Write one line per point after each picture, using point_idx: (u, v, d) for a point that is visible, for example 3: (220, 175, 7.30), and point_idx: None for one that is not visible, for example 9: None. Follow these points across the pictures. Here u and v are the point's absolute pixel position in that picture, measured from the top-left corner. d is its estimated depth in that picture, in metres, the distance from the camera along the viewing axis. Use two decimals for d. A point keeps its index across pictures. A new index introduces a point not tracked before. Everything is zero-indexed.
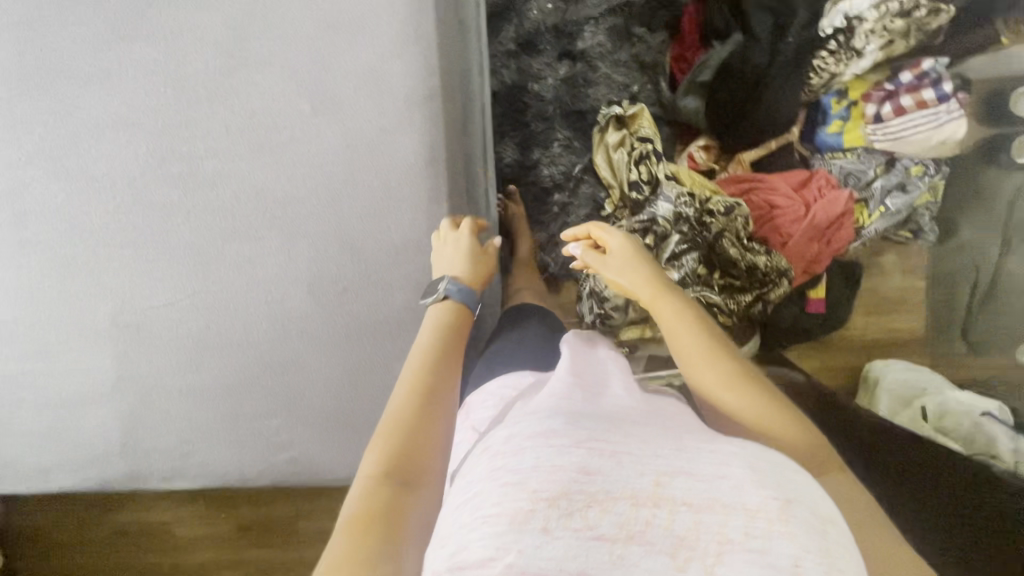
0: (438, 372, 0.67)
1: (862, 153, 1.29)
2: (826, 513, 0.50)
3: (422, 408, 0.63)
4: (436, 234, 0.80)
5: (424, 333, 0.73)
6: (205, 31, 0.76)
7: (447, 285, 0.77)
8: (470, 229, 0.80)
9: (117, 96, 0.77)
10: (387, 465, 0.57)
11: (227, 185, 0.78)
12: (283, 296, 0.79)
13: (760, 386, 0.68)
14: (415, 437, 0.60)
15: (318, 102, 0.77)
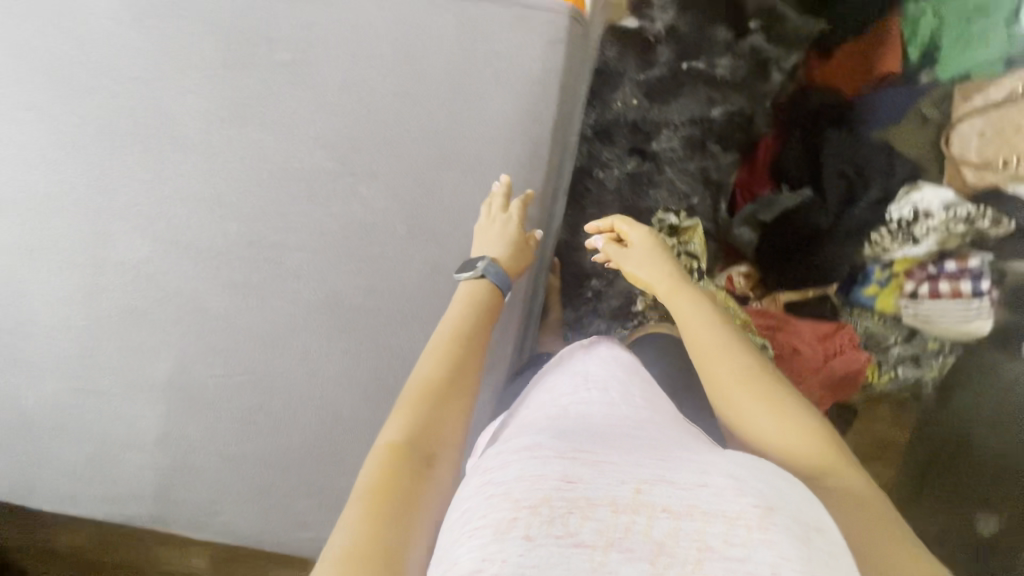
0: (462, 350, 0.64)
1: (888, 321, 1.22)
2: (809, 518, 0.41)
3: (445, 381, 0.61)
4: (486, 206, 0.77)
5: (453, 309, 0.70)
6: (322, 131, 0.76)
7: (486, 265, 0.73)
8: (519, 211, 0.77)
9: (219, 170, 0.77)
10: (409, 440, 0.55)
11: (306, 280, 0.78)
12: (335, 396, 0.80)
13: (771, 385, 0.60)
14: (437, 414, 0.58)
15: (416, 223, 0.78)
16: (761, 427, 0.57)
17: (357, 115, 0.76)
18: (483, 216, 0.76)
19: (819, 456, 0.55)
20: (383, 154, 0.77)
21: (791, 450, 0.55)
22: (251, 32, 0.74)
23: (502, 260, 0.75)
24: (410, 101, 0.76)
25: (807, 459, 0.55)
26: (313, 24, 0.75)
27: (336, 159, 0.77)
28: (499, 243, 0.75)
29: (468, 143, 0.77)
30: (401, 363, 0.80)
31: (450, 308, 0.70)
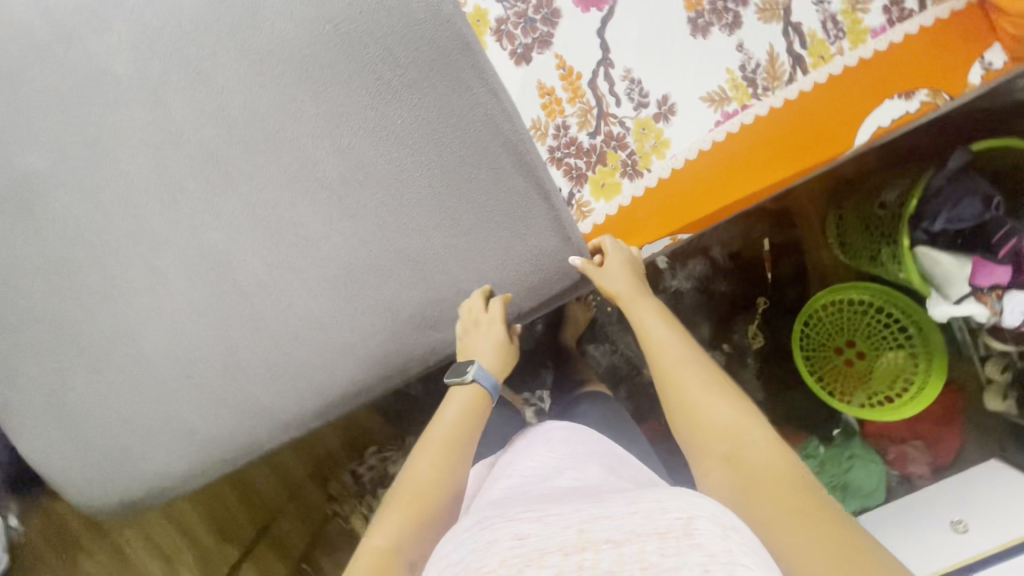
0: (448, 458, 0.67)
1: None
2: (729, 522, 0.45)
3: (435, 478, 0.65)
4: (467, 303, 0.78)
5: (442, 414, 0.73)
6: (350, 149, 0.75)
7: (476, 369, 0.76)
8: (500, 311, 0.77)
9: (245, 85, 0.72)
10: (392, 544, 0.58)
11: (222, 230, 0.76)
12: (148, 322, 0.77)
13: (709, 385, 0.63)
14: (424, 518, 0.61)
15: (342, 278, 0.77)
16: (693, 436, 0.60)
17: (388, 167, 0.75)
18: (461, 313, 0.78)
19: (744, 447, 0.55)
20: (377, 213, 0.76)
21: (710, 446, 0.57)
22: (379, 23, 0.71)
23: (490, 361, 0.77)
24: (437, 202, 0.76)
25: (726, 446, 0.56)
26: (428, 70, 0.72)
27: (340, 178, 0.75)
28: (482, 348, 0.77)
29: (444, 274, 0.78)
30: (227, 356, 0.78)
31: (439, 409, 0.74)
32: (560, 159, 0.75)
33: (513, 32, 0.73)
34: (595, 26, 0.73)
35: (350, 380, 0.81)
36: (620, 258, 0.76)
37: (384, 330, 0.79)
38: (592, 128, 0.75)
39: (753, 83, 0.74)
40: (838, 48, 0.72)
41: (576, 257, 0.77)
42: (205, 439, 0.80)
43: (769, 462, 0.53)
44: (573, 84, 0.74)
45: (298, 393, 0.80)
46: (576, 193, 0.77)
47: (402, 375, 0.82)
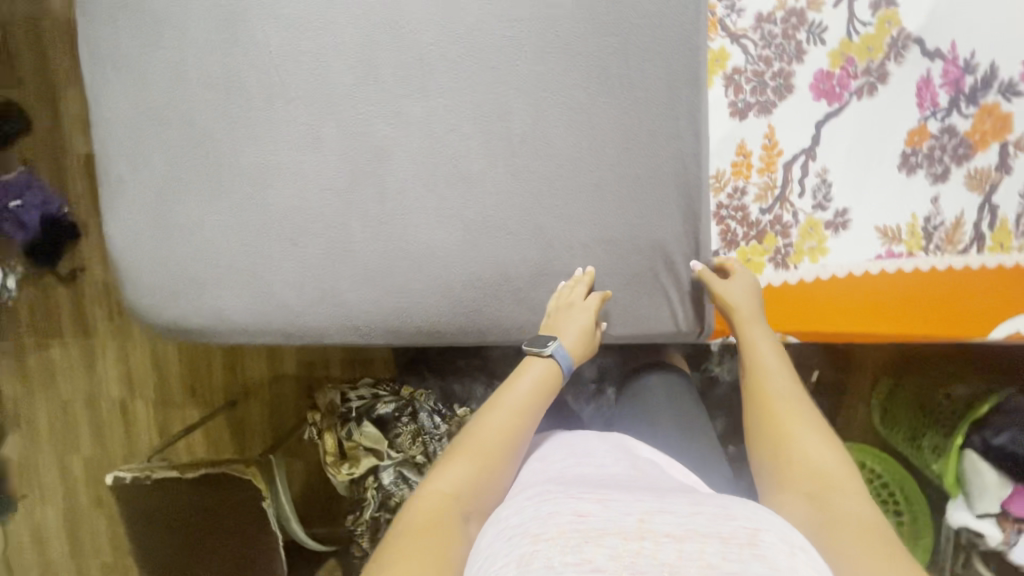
0: (514, 423, 0.68)
1: None
2: (795, 541, 0.47)
3: (502, 441, 0.66)
4: (565, 285, 0.77)
5: (515, 381, 0.72)
6: (543, 114, 0.75)
7: (553, 343, 0.74)
8: (596, 302, 0.75)
9: (484, 13, 0.73)
10: (454, 489, 0.61)
11: (390, 127, 0.76)
12: (282, 174, 0.77)
13: (804, 418, 0.66)
14: (484, 474, 0.63)
15: (474, 225, 0.77)
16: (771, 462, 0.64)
17: (569, 148, 0.76)
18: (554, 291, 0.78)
19: (824, 480, 0.59)
20: (537, 184, 0.76)
21: (790, 473, 0.61)
22: (630, 22, 0.73)
23: (572, 343, 0.74)
24: (596, 201, 0.76)
25: (811, 480, 0.59)
26: (651, 83, 0.74)
27: (520, 136, 0.75)
28: (568, 327, 0.74)
29: (567, 267, 0.77)
30: (334, 242, 0.77)
31: (513, 375, 0.74)
32: (722, 218, 0.76)
33: (743, 85, 0.74)
34: (816, 116, 0.73)
35: (430, 320, 0.79)
36: (745, 276, 0.75)
37: (485, 290, 0.78)
38: (766, 204, 0.76)
39: (930, 237, 0.74)
40: (1020, 242, 0.74)
41: (700, 262, 0.77)
42: (271, 303, 0.79)
43: (850, 504, 0.56)
44: (770, 158, 0.75)
45: (375, 307, 0.78)
46: (721, 254, 0.78)
47: (478, 339, 0.81)
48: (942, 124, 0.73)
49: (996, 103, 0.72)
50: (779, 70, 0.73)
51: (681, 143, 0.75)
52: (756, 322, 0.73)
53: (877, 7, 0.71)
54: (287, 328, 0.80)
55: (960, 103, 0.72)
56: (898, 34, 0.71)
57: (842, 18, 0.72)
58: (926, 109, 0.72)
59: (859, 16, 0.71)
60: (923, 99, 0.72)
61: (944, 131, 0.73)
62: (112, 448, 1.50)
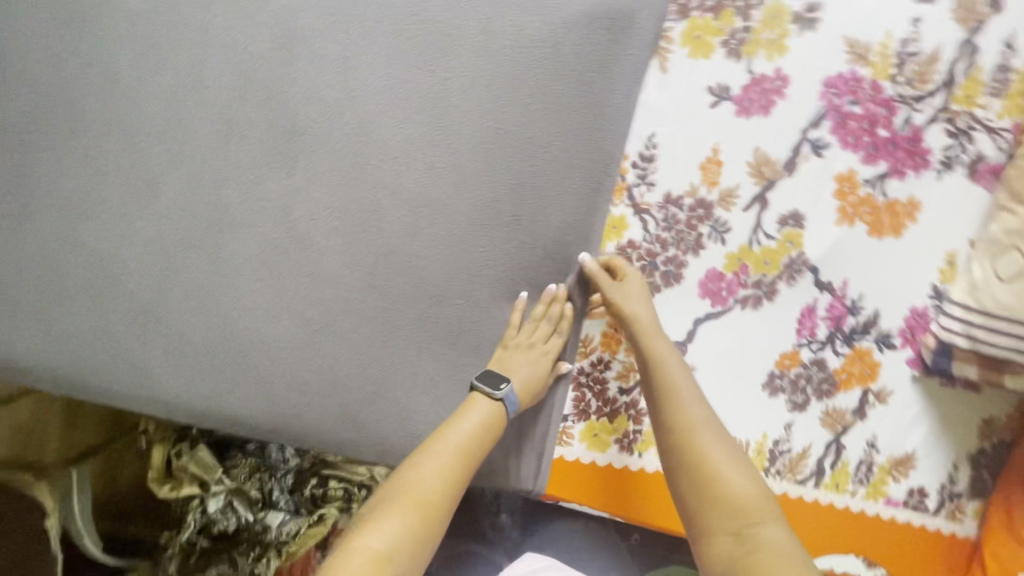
0: (457, 469, 0.62)
1: None
2: None
3: (443, 489, 0.60)
4: (538, 306, 0.68)
5: (454, 422, 0.64)
6: (417, 230, 0.67)
7: (505, 387, 0.65)
8: (559, 344, 0.69)
9: (377, 104, 0.65)
10: (390, 548, 0.54)
11: (243, 198, 0.66)
12: (107, 213, 0.67)
13: (715, 434, 0.57)
14: (423, 528, 0.57)
15: (313, 326, 0.69)
16: (686, 494, 0.55)
17: (435, 274, 0.67)
18: (518, 312, 0.68)
19: (746, 514, 0.51)
20: (393, 301, 0.68)
21: (709, 510, 0.53)
22: (534, 159, 0.65)
23: (520, 388, 0.67)
24: (452, 335, 0.69)
25: (733, 515, 0.51)
26: (541, 229, 0.66)
27: (387, 247, 0.67)
28: (521, 369, 0.67)
29: (405, 396, 0.70)
30: (149, 302, 0.68)
31: (453, 414, 0.65)
32: (579, 385, 0.73)
33: (632, 260, 0.70)
34: (697, 312, 0.70)
35: (241, 413, 0.70)
36: (636, 279, 0.67)
37: (308, 397, 0.70)
38: (626, 386, 0.72)
39: (773, 460, 0.72)
40: (854, 487, 0.72)
41: (588, 257, 0.67)
42: (56, 349, 0.68)
43: (778, 543, 0.49)
44: None
45: (179, 384, 0.69)
46: (570, 419, 0.74)
47: (292, 444, 0.72)
48: (814, 355, 0.70)
49: (869, 349, 0.70)
50: (671, 256, 0.69)
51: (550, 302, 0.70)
52: (658, 334, 0.64)
53: (785, 222, 0.67)
54: (69, 381, 0.69)
55: (835, 340, 0.70)
56: (797, 256, 0.68)
57: (748, 224, 0.68)
58: (803, 336, 0.70)
59: (765, 226, 0.68)
60: (803, 326, 0.70)
61: (814, 363, 0.70)
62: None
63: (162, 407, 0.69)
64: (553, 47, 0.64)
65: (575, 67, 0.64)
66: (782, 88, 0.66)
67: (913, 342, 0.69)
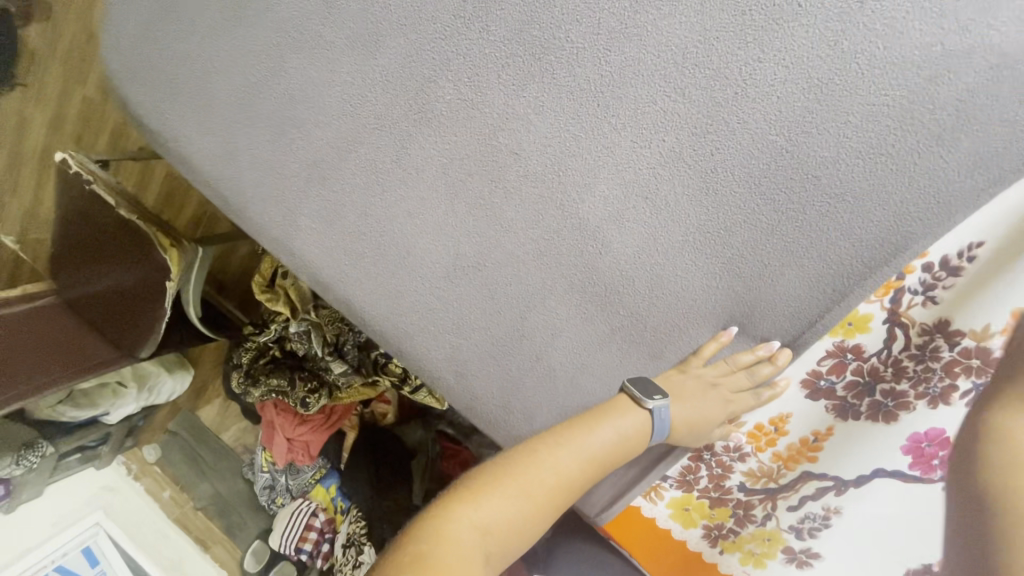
0: (579, 475, 0.52)
1: (318, 507, 1.46)
2: None
3: (559, 484, 0.51)
4: (747, 358, 0.57)
5: (595, 423, 0.55)
6: (618, 218, 0.56)
7: (661, 406, 0.55)
8: (743, 404, 0.58)
9: (653, 55, 0.51)
10: (489, 526, 0.48)
11: (454, 96, 0.57)
12: (315, 50, 0.60)
13: None
14: (525, 517, 0.49)
15: (463, 261, 0.62)
16: None
17: (615, 273, 0.58)
18: (718, 343, 0.58)
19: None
20: (553, 279, 0.60)
21: None
22: (801, 206, 0.51)
23: (677, 416, 0.56)
24: (598, 341, 0.61)
25: None
26: (758, 285, 0.55)
27: (576, 220, 0.57)
28: (688, 403, 0.56)
29: (517, 371, 0.64)
30: (322, 162, 0.63)
31: (595, 413, 0.56)
32: (699, 457, 0.63)
33: (845, 368, 0.56)
34: (884, 462, 0.55)
35: (358, 305, 0.67)
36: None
37: (427, 325, 0.65)
38: (750, 485, 0.62)
39: None
40: None
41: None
42: (224, 165, 0.67)
43: None
44: (796, 454, 0.59)
45: (316, 252, 0.66)
46: (668, 481, 0.66)
47: (392, 353, 0.70)
48: None
49: None
50: (895, 388, 0.54)
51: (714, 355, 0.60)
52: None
53: None
54: (226, 201, 0.68)
55: None
56: None
57: None
58: None
59: None
60: None
61: None
62: (59, 117, 1.22)
63: (294, 263, 0.68)
64: (925, 78, 0.45)
65: (938, 117, 0.45)
66: None
67: None
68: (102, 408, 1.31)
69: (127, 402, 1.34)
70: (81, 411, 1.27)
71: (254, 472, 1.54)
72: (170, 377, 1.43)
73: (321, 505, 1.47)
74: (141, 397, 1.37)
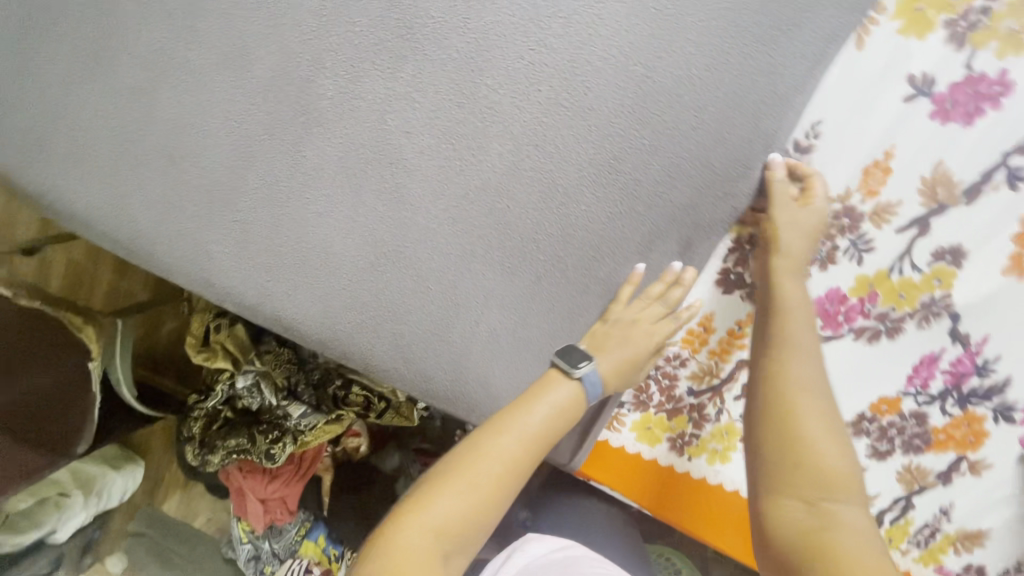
0: (524, 456, 0.54)
1: (311, 562, 1.40)
2: None
3: (505, 471, 0.52)
4: (658, 286, 0.62)
5: (531, 404, 0.57)
6: (518, 170, 0.60)
7: (587, 367, 0.58)
8: (663, 331, 0.63)
9: (509, 14, 0.55)
10: (441, 528, 0.48)
11: (337, 91, 0.59)
12: (189, 76, 0.60)
13: (802, 344, 0.54)
14: (475, 510, 0.50)
15: (384, 249, 0.63)
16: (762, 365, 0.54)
17: (527, 222, 0.61)
18: (631, 287, 0.62)
19: (834, 492, 0.46)
20: (474, 243, 0.62)
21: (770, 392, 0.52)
22: (671, 120, 0.56)
23: (606, 372, 0.61)
24: (530, 292, 0.64)
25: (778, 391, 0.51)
26: (655, 201, 0.59)
27: (480, 182, 0.60)
28: (613, 353, 0.61)
29: (463, 341, 0.66)
30: (221, 185, 0.63)
31: (530, 394, 0.58)
32: (646, 375, 0.68)
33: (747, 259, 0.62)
34: None
35: (292, 319, 0.67)
36: (815, 213, 0.57)
37: (365, 321, 0.66)
38: (697, 387, 0.67)
39: None
40: (907, 547, 0.69)
41: (782, 157, 0.56)
42: (120, 212, 0.65)
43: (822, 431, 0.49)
44: (727, 347, 0.65)
45: (236, 277, 0.66)
46: (626, 406, 0.70)
47: (336, 359, 0.69)
48: (916, 407, 0.63)
49: (982, 416, 0.62)
50: None
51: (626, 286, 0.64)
52: (798, 275, 0.57)
53: (939, 257, 0.57)
54: (130, 249, 0.66)
55: (948, 398, 0.62)
56: (938, 297, 0.59)
57: (897, 248, 0.58)
58: (912, 385, 0.62)
59: (914, 255, 0.58)
60: (917, 373, 0.62)
61: (914, 415, 0.63)
62: None
63: (216, 294, 0.67)
64: None
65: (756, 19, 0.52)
66: (1002, 96, 0.52)
67: None
68: (46, 529, 1.20)
69: (75, 513, 1.24)
70: (22, 537, 1.17)
71: (234, 547, 1.45)
72: (119, 475, 1.32)
73: (312, 559, 1.40)
74: (90, 505, 1.26)
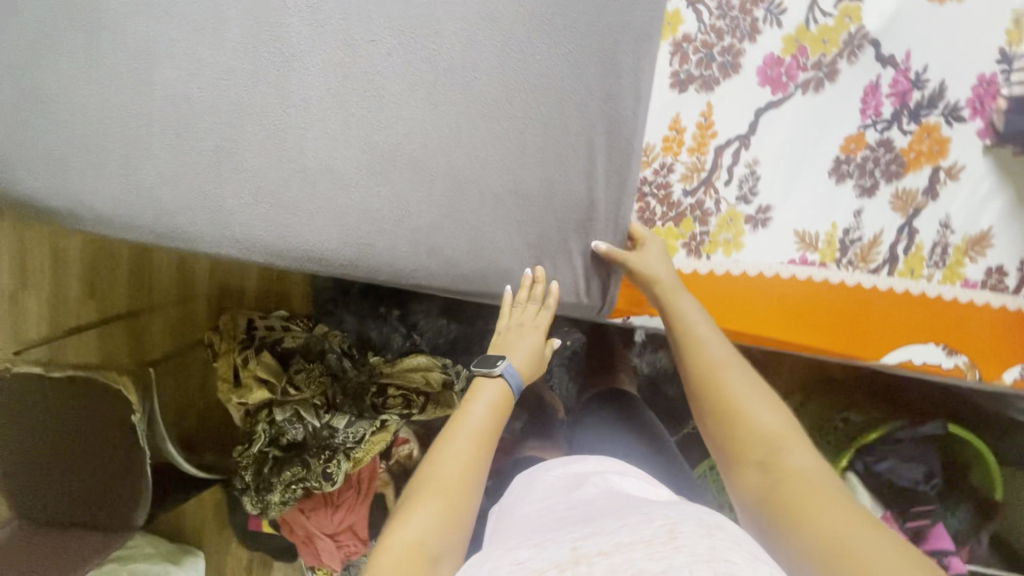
0: (475, 453, 0.63)
1: None
2: (714, 523, 0.43)
3: (466, 470, 0.61)
4: (522, 290, 0.76)
5: (467, 407, 0.68)
6: (475, 47, 0.69)
7: (505, 366, 0.72)
8: (544, 320, 0.76)
9: None
10: (424, 537, 0.54)
11: (305, 27, 0.68)
12: (167, 50, 0.66)
13: (714, 340, 0.66)
14: (450, 513, 0.57)
15: (382, 152, 0.70)
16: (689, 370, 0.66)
17: (497, 88, 0.70)
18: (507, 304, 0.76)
19: (777, 445, 0.56)
20: (458, 119, 0.70)
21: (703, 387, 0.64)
22: None
23: (519, 365, 0.75)
24: (518, 150, 0.71)
25: (706, 384, 0.63)
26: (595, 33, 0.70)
27: (446, 65, 0.69)
28: (518, 352, 0.75)
29: (474, 216, 0.72)
30: (219, 138, 0.67)
31: (463, 402, 0.69)
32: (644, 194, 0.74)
33: (689, 55, 0.71)
34: (757, 103, 0.71)
35: (314, 248, 0.69)
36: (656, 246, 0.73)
37: (383, 226, 0.71)
38: (690, 186, 0.73)
39: (845, 250, 0.72)
40: (930, 272, 0.72)
41: (601, 243, 0.74)
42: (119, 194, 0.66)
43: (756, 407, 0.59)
44: (703, 138, 0.72)
45: (251, 224, 0.68)
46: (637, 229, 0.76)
47: (365, 277, 0.73)
48: (880, 136, 0.70)
49: (937, 124, 0.69)
50: (727, 46, 0.70)
51: (591, 133, 0.72)
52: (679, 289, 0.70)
53: None
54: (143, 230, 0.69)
55: (901, 117, 0.69)
56: (855, 31, 0.68)
57: (804, 2, 0.69)
58: (868, 117, 0.70)
59: (821, 4, 0.69)
60: (867, 105, 0.70)
61: (881, 144, 0.70)
62: None
63: (233, 249, 0.68)
64: None
65: None
66: None
67: (982, 112, 0.69)
68: None
69: None
70: None
71: None
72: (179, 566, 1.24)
73: None
74: None
